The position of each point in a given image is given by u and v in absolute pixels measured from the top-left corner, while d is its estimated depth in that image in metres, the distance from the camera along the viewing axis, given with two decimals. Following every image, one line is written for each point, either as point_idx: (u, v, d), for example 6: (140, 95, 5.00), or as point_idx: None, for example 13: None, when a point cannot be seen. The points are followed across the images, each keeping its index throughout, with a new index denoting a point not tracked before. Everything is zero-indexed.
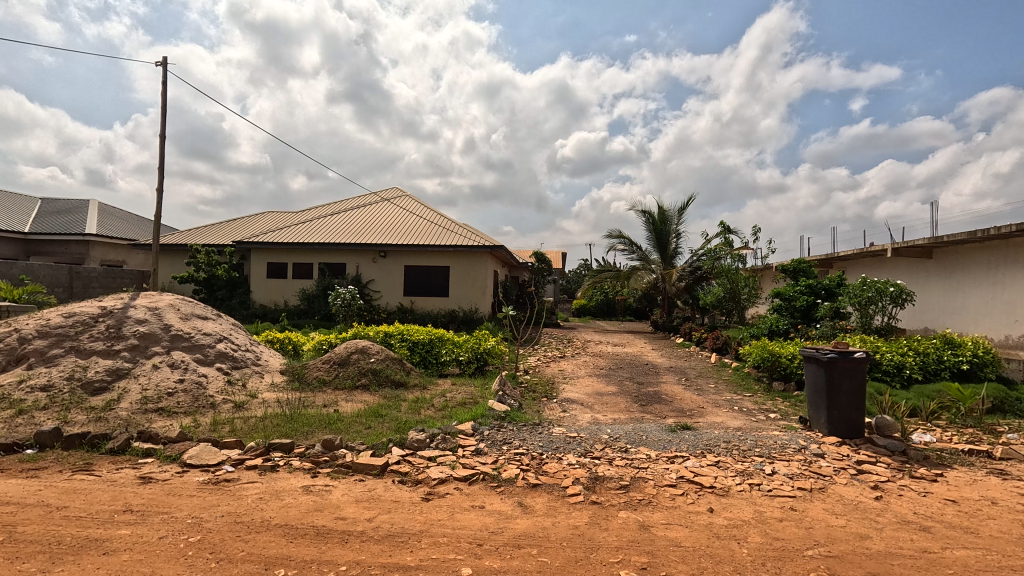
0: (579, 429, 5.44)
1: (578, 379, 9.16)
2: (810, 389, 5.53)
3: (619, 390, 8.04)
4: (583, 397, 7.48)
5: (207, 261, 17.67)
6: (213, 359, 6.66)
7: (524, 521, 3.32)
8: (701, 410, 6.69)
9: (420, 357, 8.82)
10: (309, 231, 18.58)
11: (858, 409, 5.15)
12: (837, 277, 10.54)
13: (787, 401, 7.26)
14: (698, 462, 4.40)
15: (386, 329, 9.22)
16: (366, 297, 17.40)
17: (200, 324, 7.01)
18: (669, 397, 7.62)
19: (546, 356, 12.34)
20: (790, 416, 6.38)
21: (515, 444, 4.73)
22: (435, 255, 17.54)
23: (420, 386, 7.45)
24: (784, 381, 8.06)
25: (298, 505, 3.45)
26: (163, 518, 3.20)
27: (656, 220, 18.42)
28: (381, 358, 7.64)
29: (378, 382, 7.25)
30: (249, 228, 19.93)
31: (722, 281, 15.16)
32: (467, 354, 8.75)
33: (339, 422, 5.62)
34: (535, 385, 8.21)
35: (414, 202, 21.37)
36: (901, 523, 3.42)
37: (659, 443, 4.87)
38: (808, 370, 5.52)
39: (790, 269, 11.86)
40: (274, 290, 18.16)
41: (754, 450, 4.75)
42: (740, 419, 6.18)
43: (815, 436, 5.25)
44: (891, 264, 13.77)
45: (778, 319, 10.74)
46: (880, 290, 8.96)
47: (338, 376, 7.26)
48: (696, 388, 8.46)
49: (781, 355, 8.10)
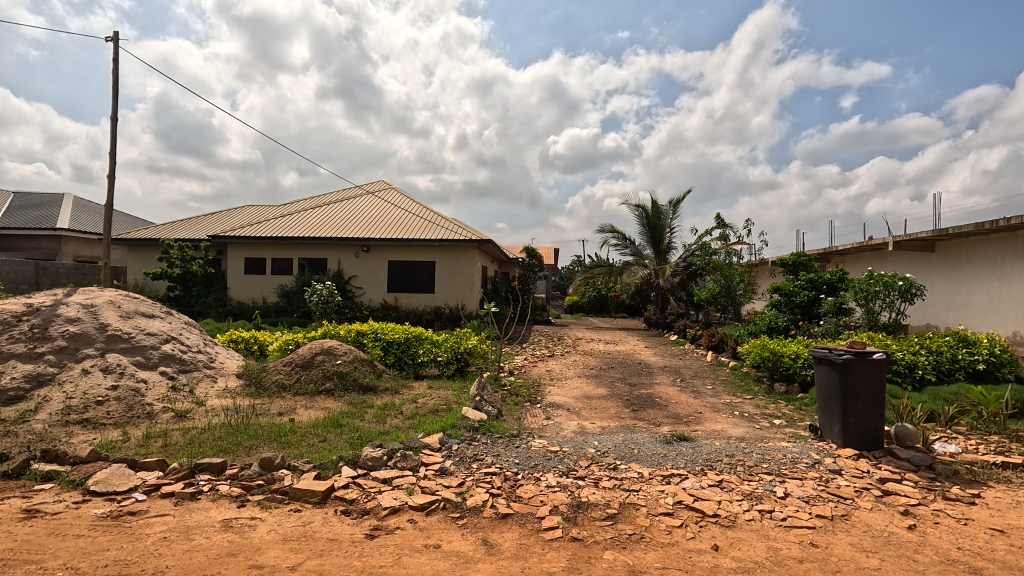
0: (562, 441, 4.80)
1: (566, 380, 8.52)
2: (821, 395, 4.95)
3: (609, 393, 7.43)
4: (571, 401, 6.86)
5: (180, 257, 16.95)
6: (156, 362, 5.96)
7: (486, 566, 2.68)
8: (698, 416, 6.08)
9: (394, 358, 8.15)
10: (289, 225, 17.84)
11: (877, 417, 4.55)
12: (839, 270, 9.97)
13: (791, 405, 6.69)
14: (698, 483, 3.79)
15: (359, 327, 8.55)
16: (347, 294, 16.71)
17: (144, 323, 6.30)
18: (663, 400, 7.02)
19: (533, 355, 11.72)
20: (797, 423, 5.80)
21: (487, 462, 4.10)
22: (420, 250, 16.87)
23: (392, 391, 6.79)
24: (786, 382, 7.49)
25: (209, 548, 2.79)
26: (27, 571, 2.52)
27: (649, 214, 17.84)
28: (348, 360, 6.97)
29: (344, 386, 6.59)
30: (228, 222, 19.16)
31: (717, 277, 14.58)
32: (446, 354, 8.11)
33: (291, 434, 4.95)
34: (519, 388, 7.57)
35: (400, 195, 20.65)
36: (946, 563, 2.81)
37: (652, 459, 4.25)
38: (819, 373, 4.95)
39: (790, 263, 11.31)
40: (252, 287, 17.40)
41: (761, 466, 4.14)
42: (742, 427, 5.59)
43: (828, 448, 4.66)
44: (893, 259, 13.26)
45: (776, 315, 10.16)
46: (887, 284, 8.39)
47: (300, 380, 6.58)
48: (693, 389, 7.86)
49: (784, 354, 7.52)
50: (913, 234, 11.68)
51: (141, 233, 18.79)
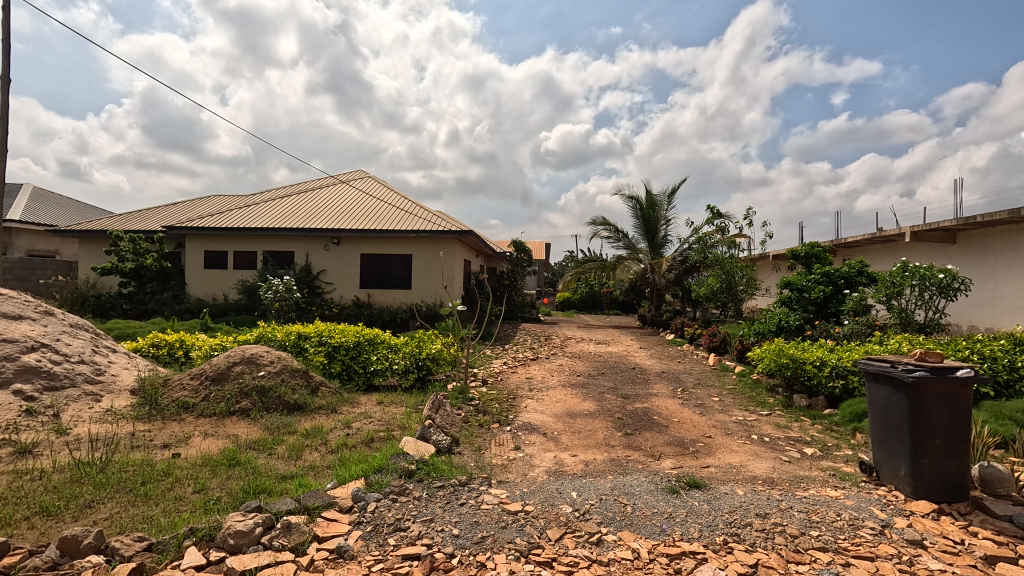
0: (529, 490, 3.48)
1: (546, 391, 7.26)
2: (877, 422, 3.70)
3: (597, 409, 6.17)
4: (550, 421, 5.54)
5: (133, 249, 15.55)
6: (9, 378, 4.62)
7: None
8: (706, 442, 4.82)
9: (341, 366, 6.81)
10: (253, 215, 16.42)
11: (960, 459, 3.29)
12: (858, 262, 8.77)
13: (819, 426, 5.46)
14: (722, 573, 2.50)
15: (301, 329, 7.21)
16: (316, 290, 15.39)
17: (2, 328, 4.95)
18: (662, 418, 5.80)
19: (514, 358, 10.42)
20: (834, 453, 4.58)
21: (412, 535, 2.79)
22: (395, 243, 15.51)
23: (327, 410, 5.46)
24: (809, 395, 6.28)
25: None
26: None
27: (642, 204, 16.59)
28: (273, 371, 5.62)
29: (264, 405, 5.27)
30: (187, 212, 17.67)
31: (716, 272, 13.24)
32: (403, 362, 6.79)
33: (159, 481, 3.62)
34: (489, 403, 6.27)
35: (377, 184, 19.27)
36: None
37: (653, 524, 2.97)
38: (875, 396, 3.71)
39: (801, 255, 10.10)
40: (212, 283, 16.02)
41: (809, 536, 2.88)
42: (767, 460, 4.31)
43: (892, 499, 3.41)
44: (908, 250, 12.07)
45: (787, 313, 8.87)
46: (924, 276, 7.06)
47: (208, 397, 5.24)
48: (697, 403, 6.59)
49: (805, 361, 6.22)
50: (932, 223, 10.49)
51: (93, 225, 17.33)
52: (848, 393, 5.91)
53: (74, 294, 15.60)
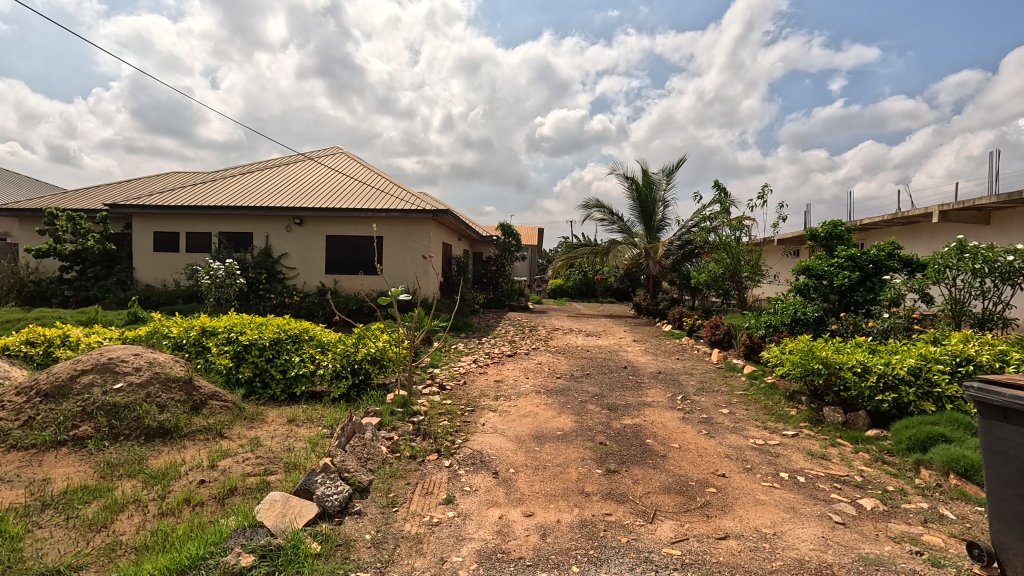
0: None
1: (516, 399, 5.89)
2: (1008, 484, 2.30)
3: (575, 427, 4.80)
4: (507, 451, 4.11)
5: (71, 229, 13.85)
6: None
7: None
8: (721, 489, 3.42)
9: (252, 371, 5.37)
10: (206, 193, 14.80)
11: None
12: (890, 242, 7.37)
13: (867, 456, 4.09)
14: None
15: (207, 324, 5.75)
16: (276, 276, 13.86)
17: None
18: (659, 441, 4.43)
19: (488, 354, 9.03)
20: (905, 509, 3.18)
21: None
22: (363, 224, 14.00)
23: (206, 436, 4.05)
24: (845, 409, 4.92)
25: None
26: None
27: (638, 184, 15.08)
28: (137, 383, 4.17)
29: (113, 431, 3.84)
30: (139, 189, 16.06)
31: (719, 257, 11.76)
32: (333, 364, 5.37)
33: None
34: (436, 420, 4.89)
35: (350, 161, 17.61)
36: None
37: None
38: (1001, 443, 2.34)
39: (821, 237, 8.66)
40: (162, 267, 14.48)
41: None
42: (811, 525, 2.92)
43: None
44: (933, 232, 10.71)
45: (804, 302, 7.46)
46: (987, 259, 5.65)
47: (32, 420, 3.78)
48: (702, 418, 5.19)
49: (842, 366, 4.80)
50: (965, 203, 9.11)
51: (33, 203, 15.68)
52: (899, 410, 4.55)
53: (9, 280, 14.03)
